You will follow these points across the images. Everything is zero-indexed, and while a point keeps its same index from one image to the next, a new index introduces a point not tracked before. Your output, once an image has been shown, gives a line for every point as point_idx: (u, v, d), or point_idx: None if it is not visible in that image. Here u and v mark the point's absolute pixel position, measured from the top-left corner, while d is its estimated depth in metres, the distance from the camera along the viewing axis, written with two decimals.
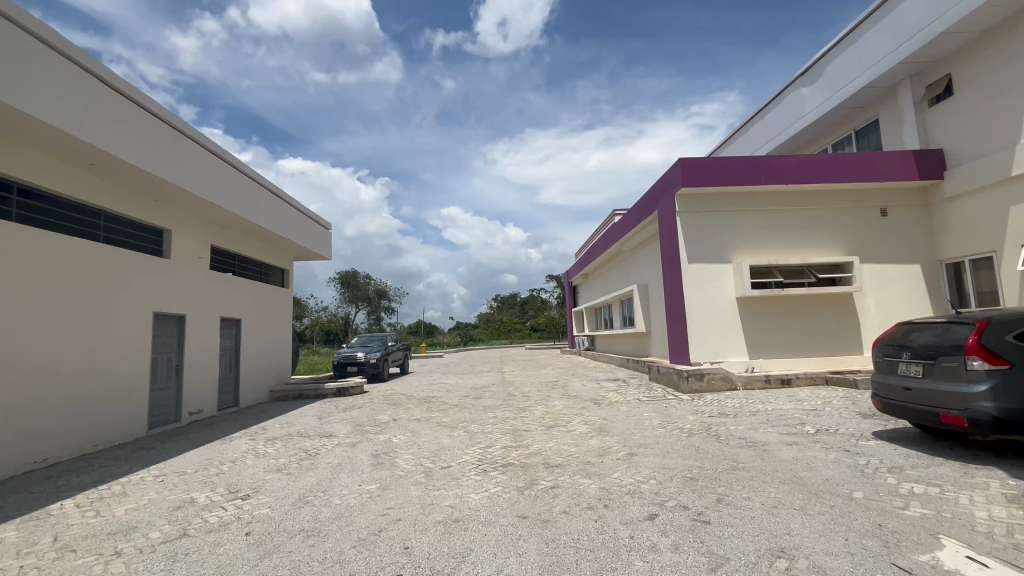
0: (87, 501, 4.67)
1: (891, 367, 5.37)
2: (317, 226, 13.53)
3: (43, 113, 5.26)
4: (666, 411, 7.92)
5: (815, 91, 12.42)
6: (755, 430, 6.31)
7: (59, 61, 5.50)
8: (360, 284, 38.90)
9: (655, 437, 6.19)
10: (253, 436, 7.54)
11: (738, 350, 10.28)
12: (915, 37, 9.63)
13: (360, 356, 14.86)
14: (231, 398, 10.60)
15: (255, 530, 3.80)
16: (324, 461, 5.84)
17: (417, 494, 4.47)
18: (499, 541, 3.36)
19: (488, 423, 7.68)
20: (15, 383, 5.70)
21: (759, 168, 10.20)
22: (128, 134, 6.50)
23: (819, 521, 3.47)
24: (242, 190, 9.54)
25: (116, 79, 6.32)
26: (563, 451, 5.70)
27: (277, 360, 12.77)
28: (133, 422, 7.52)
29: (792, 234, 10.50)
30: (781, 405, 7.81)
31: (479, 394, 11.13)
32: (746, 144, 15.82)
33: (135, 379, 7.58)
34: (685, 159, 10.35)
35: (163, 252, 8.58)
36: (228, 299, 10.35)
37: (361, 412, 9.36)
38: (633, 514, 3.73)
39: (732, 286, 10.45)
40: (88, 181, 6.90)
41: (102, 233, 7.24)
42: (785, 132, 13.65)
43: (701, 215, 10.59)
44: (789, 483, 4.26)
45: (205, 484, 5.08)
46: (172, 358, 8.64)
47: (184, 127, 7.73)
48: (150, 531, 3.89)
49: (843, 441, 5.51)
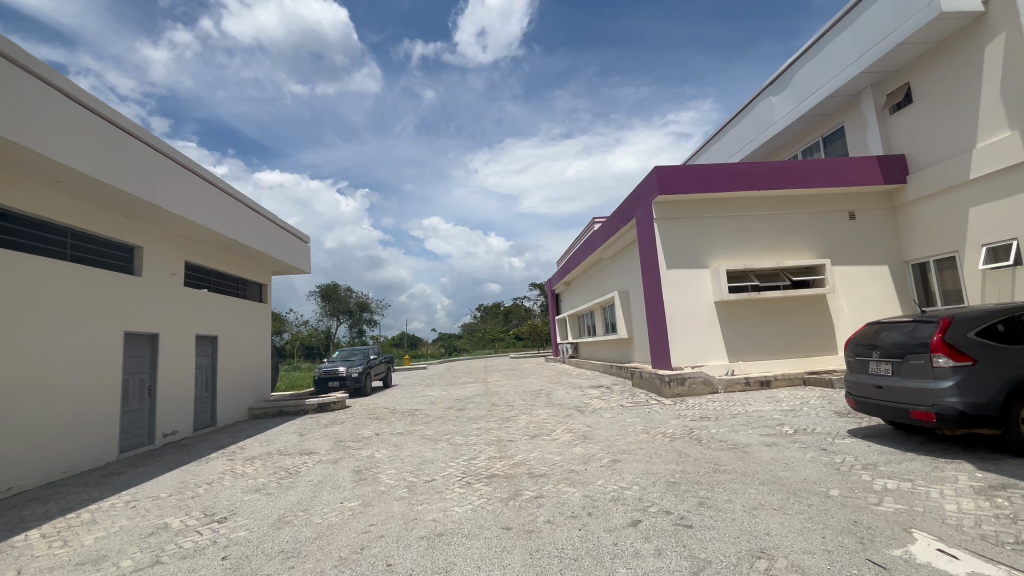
0: (55, 531, 4.49)
1: (862, 366, 5.52)
2: (295, 239, 13.37)
3: (6, 130, 5.11)
4: (648, 416, 8.01)
5: (783, 100, 12.85)
6: (735, 432, 6.42)
7: (23, 75, 5.39)
8: (342, 297, 38.38)
9: (638, 442, 6.26)
10: (231, 457, 7.35)
11: (717, 354, 10.43)
12: (876, 47, 10.03)
13: (342, 370, 14.65)
14: (207, 417, 10.30)
15: (232, 554, 3.70)
16: (305, 479, 5.73)
17: (400, 509, 4.41)
18: (482, 554, 3.33)
19: (472, 434, 7.63)
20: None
21: (731, 175, 10.47)
22: (95, 150, 6.34)
23: (797, 520, 3.54)
24: (218, 205, 9.40)
25: (82, 93, 6.18)
26: (547, 460, 5.70)
27: (257, 377, 12.54)
28: (103, 446, 7.24)
29: (765, 239, 10.77)
30: (761, 406, 7.94)
31: (462, 405, 11.06)
32: (720, 151, 16.17)
33: (106, 401, 7.33)
34: (660, 167, 10.53)
35: (134, 269, 8.36)
36: (203, 316, 10.10)
37: (343, 427, 9.22)
38: (617, 521, 3.75)
39: (711, 291, 10.62)
40: (54, 199, 6.71)
41: (69, 252, 7.03)
42: (757, 139, 14.07)
43: (678, 221, 10.79)
44: (768, 484, 4.34)
45: (180, 508, 4.94)
46: (144, 377, 8.39)
47: (155, 142, 7.58)
48: (121, 559, 3.75)
49: (820, 440, 5.64)
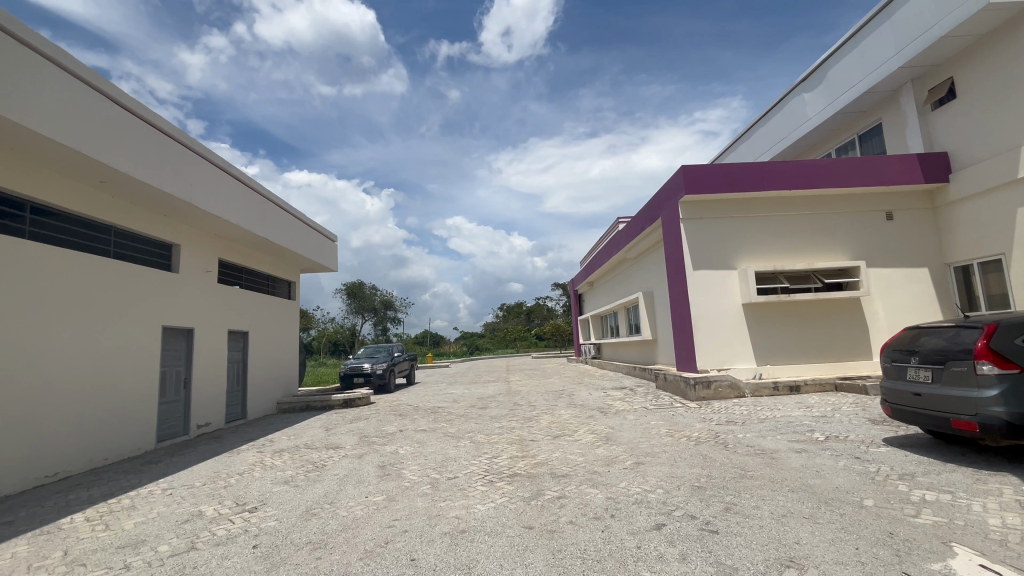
0: (97, 515, 4.71)
1: (899, 372, 5.31)
2: (323, 238, 13.67)
3: (57, 134, 5.42)
4: (673, 419, 7.89)
5: (816, 97, 12.45)
6: (763, 437, 6.26)
7: (72, 82, 5.67)
8: (367, 295, 39.12)
9: (662, 445, 6.18)
10: (260, 449, 7.57)
11: (744, 357, 10.20)
12: (917, 41, 9.64)
13: (367, 367, 14.88)
14: (238, 410, 10.63)
15: (262, 543, 3.81)
16: (331, 473, 5.85)
17: (423, 505, 4.47)
18: (505, 553, 3.34)
19: (494, 433, 7.67)
20: (11, 412, 5.56)
21: (761, 174, 10.21)
22: (137, 153, 6.62)
23: (829, 529, 3.43)
24: (250, 204, 9.68)
25: (124, 97, 6.46)
26: (569, 461, 5.67)
27: (285, 372, 12.86)
28: (142, 434, 7.58)
29: (797, 240, 10.47)
30: (790, 412, 7.73)
31: (484, 404, 11.11)
32: (749, 150, 15.79)
33: (143, 393, 7.63)
34: (686, 166, 10.34)
35: (172, 266, 8.69)
36: (235, 312, 10.44)
37: (367, 422, 9.38)
38: (640, 524, 3.71)
39: (738, 292, 10.39)
40: (98, 198, 7.04)
41: (113, 249, 7.37)
42: (788, 137, 13.68)
43: (704, 221, 10.59)
44: (798, 491, 4.22)
45: (213, 496, 5.11)
46: (181, 370, 8.72)
47: (192, 144, 7.88)
48: (159, 544, 3.91)
49: (853, 448, 5.45)
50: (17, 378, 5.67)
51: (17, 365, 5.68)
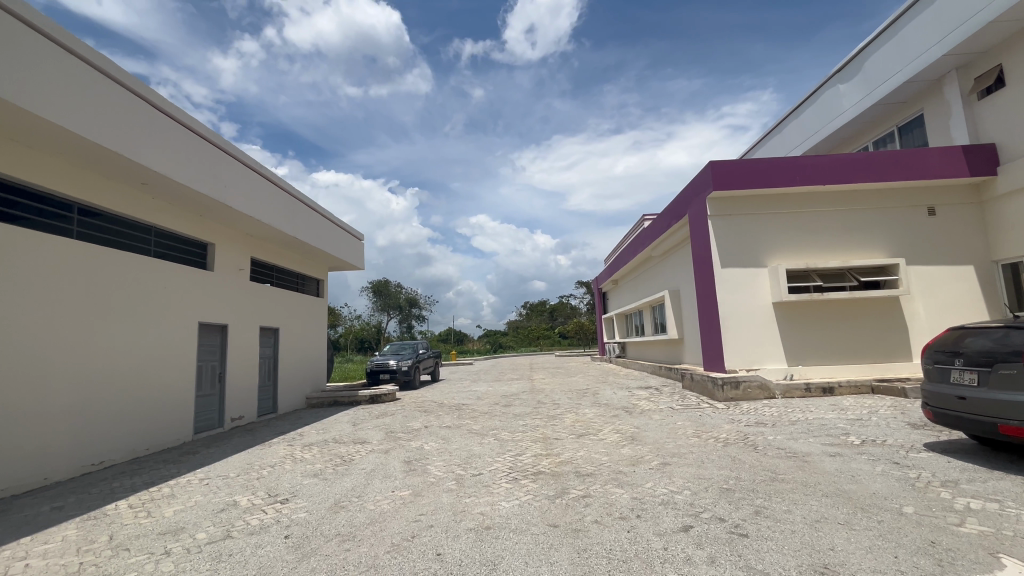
0: (140, 503, 4.93)
1: (942, 375, 5.09)
2: (350, 237, 13.92)
3: (101, 138, 5.68)
4: (700, 420, 7.74)
5: (852, 88, 11.98)
6: (795, 439, 6.09)
7: (115, 88, 5.92)
8: (393, 293, 39.75)
9: (689, 446, 6.08)
10: (291, 442, 7.77)
11: (775, 357, 9.93)
12: (963, 27, 9.17)
13: (393, 363, 15.15)
14: (269, 404, 10.95)
15: (294, 533, 3.93)
16: (359, 467, 5.97)
17: (448, 500, 4.52)
18: (530, 550, 3.35)
19: (518, 430, 7.69)
20: (58, 404, 5.85)
21: (794, 169, 9.90)
22: (175, 155, 6.89)
23: (865, 537, 3.31)
24: (280, 204, 9.95)
25: (163, 102, 6.71)
26: (594, 460, 5.63)
27: (314, 368, 13.17)
28: (180, 426, 7.89)
29: (832, 236, 10.12)
30: (824, 414, 7.48)
31: (509, 401, 11.16)
32: (780, 145, 15.34)
33: (181, 386, 7.94)
34: (715, 161, 10.12)
35: (207, 264, 9.00)
36: (267, 309, 10.75)
37: (393, 418, 9.54)
38: (667, 525, 3.66)
39: (769, 290, 10.10)
40: (140, 200, 7.35)
41: (153, 247, 7.68)
42: (821, 131, 13.22)
43: (733, 218, 10.34)
44: (832, 496, 4.09)
45: (247, 487, 5.29)
46: (215, 365, 9.03)
47: (226, 145, 8.14)
48: (197, 532, 4.07)
49: (892, 453, 5.24)
50: (66, 372, 5.97)
51: (68, 361, 6.01)
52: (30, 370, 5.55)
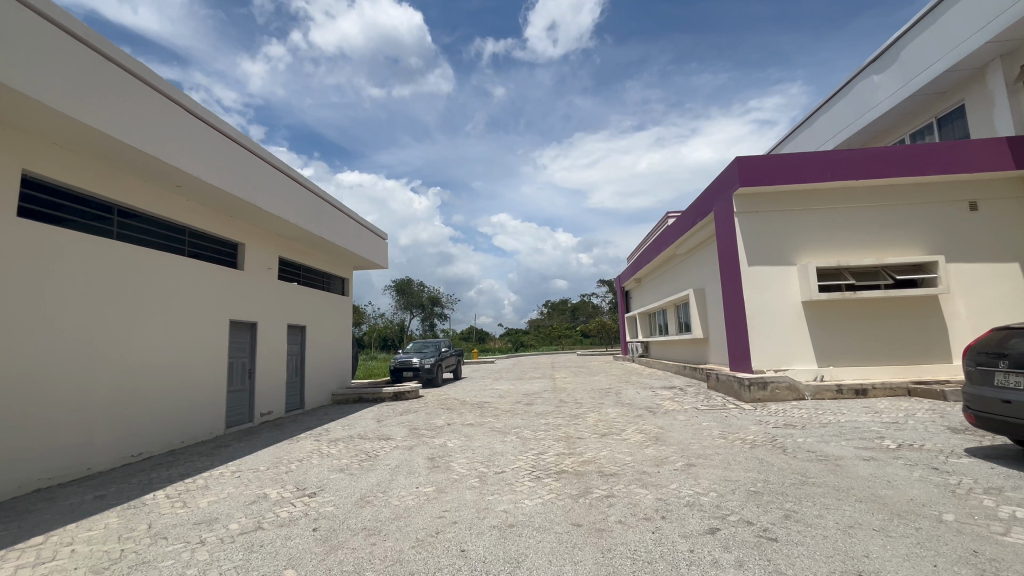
0: (176, 493, 5.12)
1: (985, 377, 4.86)
2: (374, 236, 14.13)
3: (139, 143, 5.91)
4: (726, 421, 7.60)
5: (888, 79, 11.53)
6: (826, 442, 5.91)
7: (151, 94, 6.16)
8: (415, 291, 40.22)
9: (715, 447, 5.97)
10: (318, 438, 7.94)
11: (804, 358, 9.65)
12: (1008, 11, 8.72)
13: (416, 361, 15.34)
14: (296, 400, 11.21)
15: (321, 526, 4.02)
16: (384, 463, 6.07)
17: (472, 497, 4.55)
18: (553, 549, 3.34)
19: (541, 429, 7.68)
20: (99, 399, 6.11)
21: (824, 164, 9.60)
22: (208, 158, 7.12)
23: (902, 544, 3.20)
24: (307, 204, 10.17)
25: (196, 106, 6.95)
26: (618, 460, 5.59)
27: (339, 365, 13.42)
28: (212, 420, 8.16)
29: (865, 233, 9.79)
30: (856, 417, 7.24)
31: (530, 400, 11.16)
32: (810, 138, 14.88)
33: (213, 382, 8.21)
34: (741, 157, 9.89)
35: (237, 263, 9.27)
36: (294, 306, 11.00)
37: (417, 415, 9.65)
38: (693, 527, 3.60)
39: (799, 289, 9.83)
40: (175, 202, 7.63)
41: (187, 247, 7.95)
42: (854, 124, 12.77)
43: (761, 215, 10.09)
44: (866, 502, 3.96)
45: (276, 480, 5.43)
46: (246, 361, 9.30)
47: (254, 148, 8.36)
48: (230, 522, 4.20)
49: (930, 458, 5.04)
50: (106, 369, 6.24)
51: (108, 358, 6.28)
52: (75, 366, 5.82)
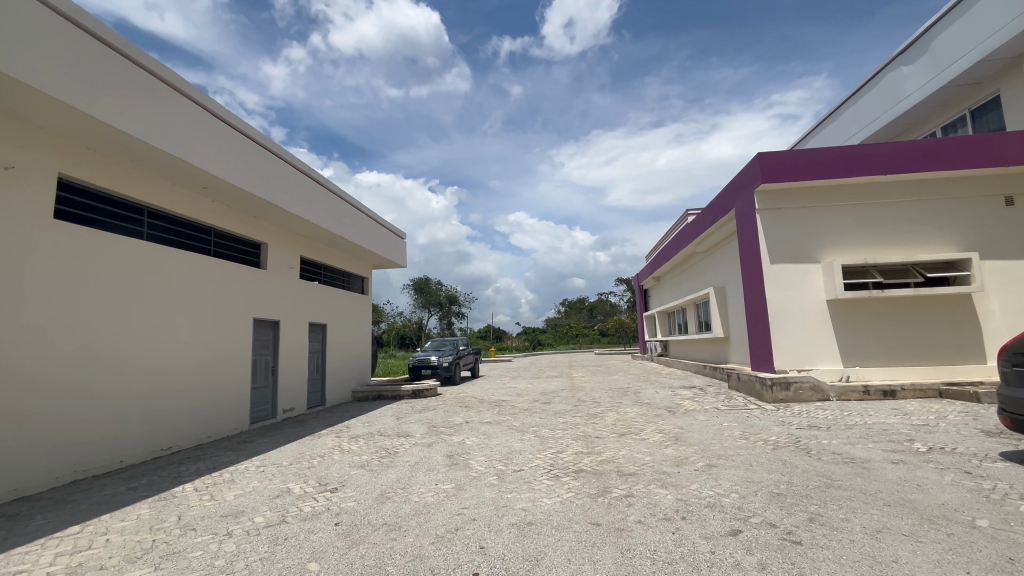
0: (203, 486, 5.27)
1: (1020, 378, 4.68)
2: (393, 236, 14.29)
3: (167, 146, 6.10)
4: (747, 421, 7.47)
5: (918, 70, 11.15)
6: (853, 445, 5.76)
7: (179, 99, 6.34)
8: (433, 290, 40.51)
9: (736, 448, 5.88)
10: (339, 434, 8.08)
11: (829, 358, 9.43)
12: None
13: (434, 359, 15.47)
14: (317, 397, 11.41)
15: (343, 521, 4.08)
16: (403, 459, 6.14)
17: (490, 495, 4.57)
18: (572, 548, 3.34)
19: (558, 428, 7.68)
20: (129, 395, 6.28)
21: (851, 159, 9.35)
22: (233, 160, 7.30)
23: (933, 550, 3.11)
24: (327, 204, 10.33)
25: (221, 110, 7.13)
26: (637, 460, 5.54)
27: (359, 363, 13.62)
28: (237, 416, 8.36)
29: (893, 229, 9.50)
30: (884, 418, 7.05)
31: (548, 398, 11.16)
32: (836, 133, 14.48)
33: (238, 378, 8.42)
34: (764, 153, 9.69)
35: (261, 263, 9.48)
36: (315, 305, 11.20)
37: (435, 413, 9.73)
38: (715, 529, 3.56)
39: (823, 287, 9.59)
40: (202, 204, 7.84)
41: (213, 247, 8.16)
42: (882, 117, 12.38)
43: (784, 212, 9.88)
44: (895, 506, 3.85)
45: (299, 476, 5.55)
46: (268, 359, 9.51)
47: (276, 149, 8.52)
48: (255, 516, 4.31)
49: (962, 462, 4.88)
50: (138, 365, 6.46)
51: (139, 355, 6.47)
52: (107, 362, 6.00)
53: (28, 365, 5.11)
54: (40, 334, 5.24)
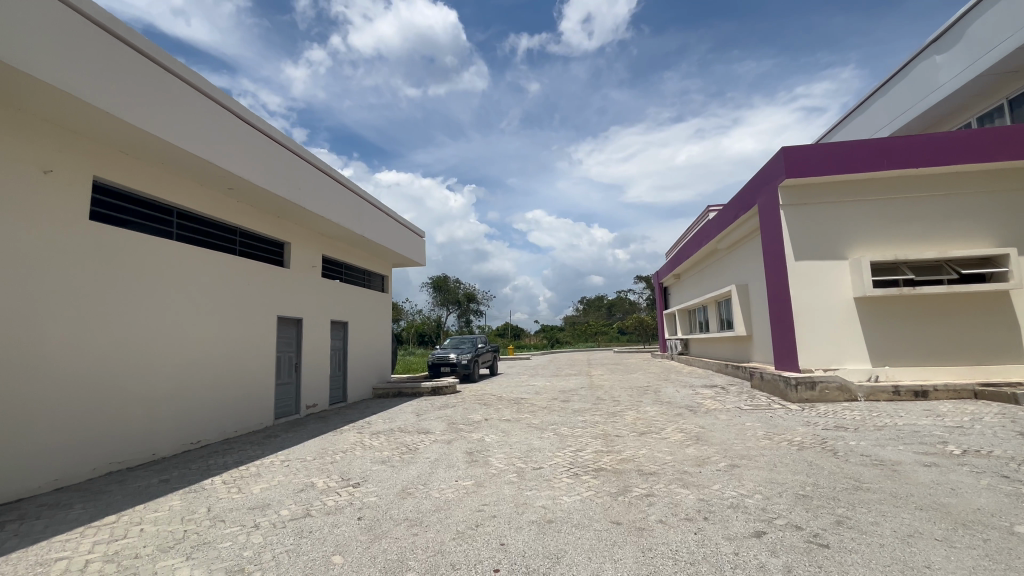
0: (231, 479, 5.42)
1: None
2: (412, 234, 14.43)
3: (194, 148, 6.27)
4: (771, 421, 7.34)
5: (952, 58, 10.72)
6: (882, 446, 5.60)
7: (206, 102, 6.52)
8: (451, 288, 40.76)
9: (760, 448, 5.78)
10: (360, 430, 8.20)
11: (857, 357, 9.17)
12: None
13: (453, 357, 15.58)
14: (339, 393, 11.61)
15: (366, 516, 4.16)
16: (423, 456, 6.21)
17: (510, 492, 4.59)
18: (593, 546, 3.34)
19: (578, 426, 7.65)
20: (156, 390, 6.45)
21: (879, 152, 9.07)
22: (257, 162, 7.48)
23: (968, 555, 3.01)
24: (348, 204, 10.50)
25: (245, 113, 7.31)
26: (657, 459, 5.49)
27: (379, 360, 13.80)
28: (263, 411, 8.57)
29: (925, 225, 9.19)
30: (915, 420, 6.83)
31: (567, 397, 11.14)
32: (864, 125, 14.04)
33: (263, 375, 8.63)
34: (788, 147, 9.48)
35: (284, 262, 9.68)
36: (337, 303, 11.40)
37: (455, 410, 9.80)
38: (738, 530, 3.51)
39: (851, 285, 9.33)
40: (228, 204, 8.04)
41: (238, 247, 8.37)
42: (913, 108, 11.95)
43: (809, 207, 9.64)
44: (928, 510, 3.73)
45: (322, 470, 5.66)
46: (292, 356, 9.71)
47: (298, 150, 8.69)
48: (281, 509, 4.42)
49: (999, 465, 4.70)
50: (168, 361, 6.67)
51: (168, 351, 6.68)
52: (130, 356, 6.10)
53: (57, 359, 5.24)
54: (67, 330, 5.36)
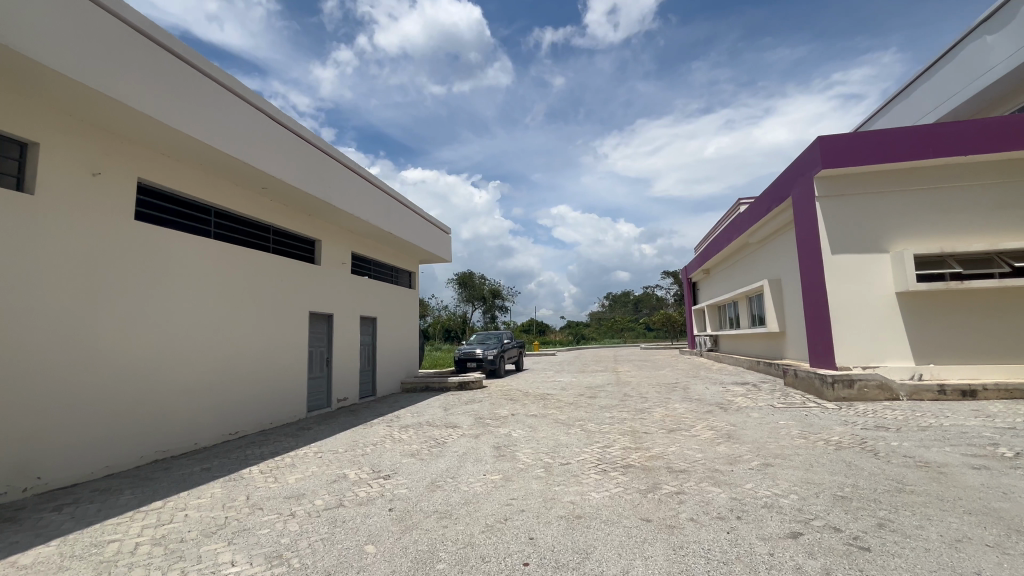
0: (268, 469, 5.62)
1: None
2: (438, 231, 14.53)
3: (230, 148, 6.47)
4: (806, 420, 7.12)
5: (1005, 39, 10.09)
6: (927, 448, 5.36)
7: (240, 104, 6.72)
8: (477, 284, 41.00)
9: (794, 447, 5.62)
10: (389, 423, 8.35)
11: (900, 355, 8.78)
12: None
13: (479, 352, 15.70)
14: (369, 387, 11.85)
15: (396, 507, 4.24)
16: (451, 450, 6.29)
17: (539, 487, 4.59)
18: (622, 542, 3.32)
19: (605, 422, 7.60)
20: (197, 382, 6.72)
21: (924, 139, 8.63)
22: (288, 161, 7.66)
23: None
24: (376, 201, 10.65)
25: (277, 113, 7.49)
26: (687, 457, 5.40)
27: (407, 356, 14.01)
28: (296, 404, 8.82)
29: (973, 215, 8.73)
30: (963, 420, 6.51)
31: (593, 393, 11.08)
32: (907, 111, 13.37)
33: (296, 369, 8.87)
34: (824, 137, 9.13)
35: (315, 259, 9.90)
36: (366, 299, 11.61)
37: (481, 405, 9.86)
38: (773, 530, 3.43)
39: (893, 279, 8.94)
40: (262, 203, 8.28)
41: (271, 245, 8.62)
42: (962, 92, 11.30)
43: (847, 199, 9.27)
44: (978, 515, 3.55)
45: (354, 462, 5.80)
46: (323, 350, 9.95)
47: (328, 149, 8.87)
48: (315, 498, 4.55)
49: None
50: (208, 355, 6.94)
51: (208, 345, 6.94)
52: (169, 350, 6.31)
53: (103, 352, 5.49)
54: (112, 324, 5.61)
